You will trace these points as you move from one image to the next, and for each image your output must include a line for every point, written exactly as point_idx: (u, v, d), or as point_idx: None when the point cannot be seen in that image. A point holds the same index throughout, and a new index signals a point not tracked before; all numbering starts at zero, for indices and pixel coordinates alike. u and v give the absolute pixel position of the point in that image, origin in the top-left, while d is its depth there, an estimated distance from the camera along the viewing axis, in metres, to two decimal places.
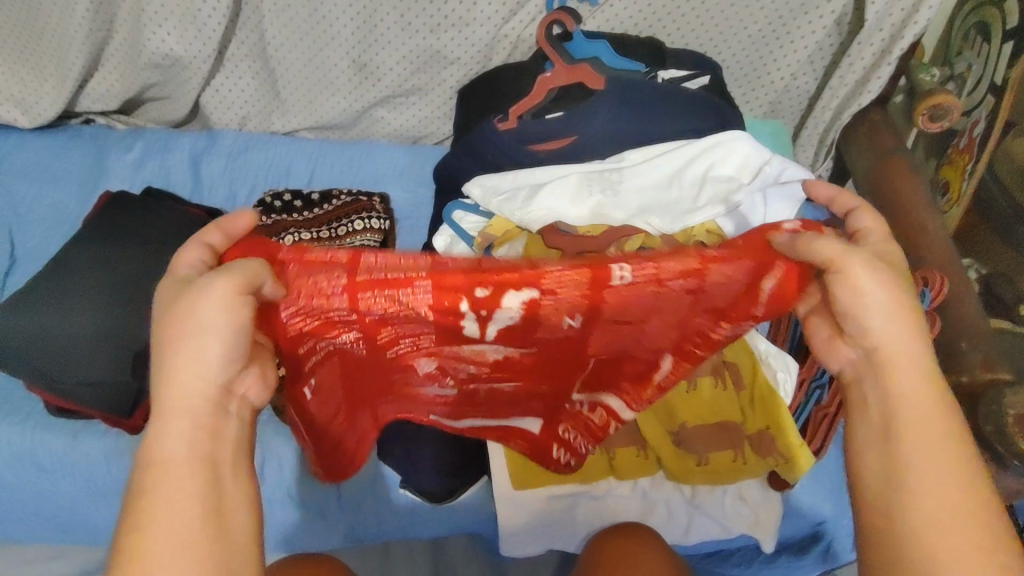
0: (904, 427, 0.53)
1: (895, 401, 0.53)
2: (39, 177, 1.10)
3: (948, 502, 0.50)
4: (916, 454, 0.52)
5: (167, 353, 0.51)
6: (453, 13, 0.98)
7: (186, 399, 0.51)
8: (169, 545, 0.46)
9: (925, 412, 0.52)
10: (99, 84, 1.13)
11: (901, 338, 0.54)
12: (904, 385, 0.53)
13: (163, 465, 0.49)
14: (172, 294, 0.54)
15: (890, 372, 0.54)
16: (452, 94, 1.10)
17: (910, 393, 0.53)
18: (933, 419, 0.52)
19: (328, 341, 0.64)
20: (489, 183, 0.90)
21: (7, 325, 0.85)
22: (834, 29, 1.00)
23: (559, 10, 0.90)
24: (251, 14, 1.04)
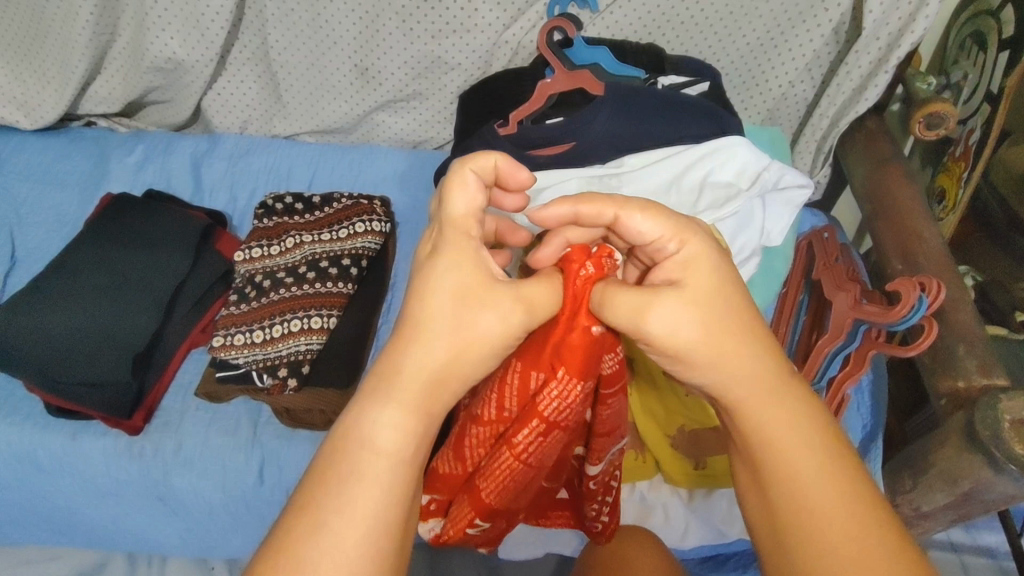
0: (767, 447, 0.49)
1: (755, 422, 0.49)
2: (42, 179, 1.11)
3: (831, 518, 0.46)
4: (791, 465, 0.48)
5: (461, 319, 0.47)
6: (455, 19, 1.00)
7: (417, 384, 0.46)
8: (326, 560, 0.42)
9: (775, 419, 0.49)
10: (101, 88, 1.13)
11: (749, 369, 0.49)
12: (756, 417, 0.49)
13: (378, 457, 0.45)
14: (473, 295, 0.48)
15: (745, 401, 0.49)
16: (453, 98, 1.11)
17: (759, 399, 0.49)
18: (790, 427, 0.49)
19: (506, 393, 0.55)
20: None
21: (9, 326, 0.85)
22: (832, 37, 1.01)
23: (560, 16, 0.91)
24: (255, 20, 1.05)
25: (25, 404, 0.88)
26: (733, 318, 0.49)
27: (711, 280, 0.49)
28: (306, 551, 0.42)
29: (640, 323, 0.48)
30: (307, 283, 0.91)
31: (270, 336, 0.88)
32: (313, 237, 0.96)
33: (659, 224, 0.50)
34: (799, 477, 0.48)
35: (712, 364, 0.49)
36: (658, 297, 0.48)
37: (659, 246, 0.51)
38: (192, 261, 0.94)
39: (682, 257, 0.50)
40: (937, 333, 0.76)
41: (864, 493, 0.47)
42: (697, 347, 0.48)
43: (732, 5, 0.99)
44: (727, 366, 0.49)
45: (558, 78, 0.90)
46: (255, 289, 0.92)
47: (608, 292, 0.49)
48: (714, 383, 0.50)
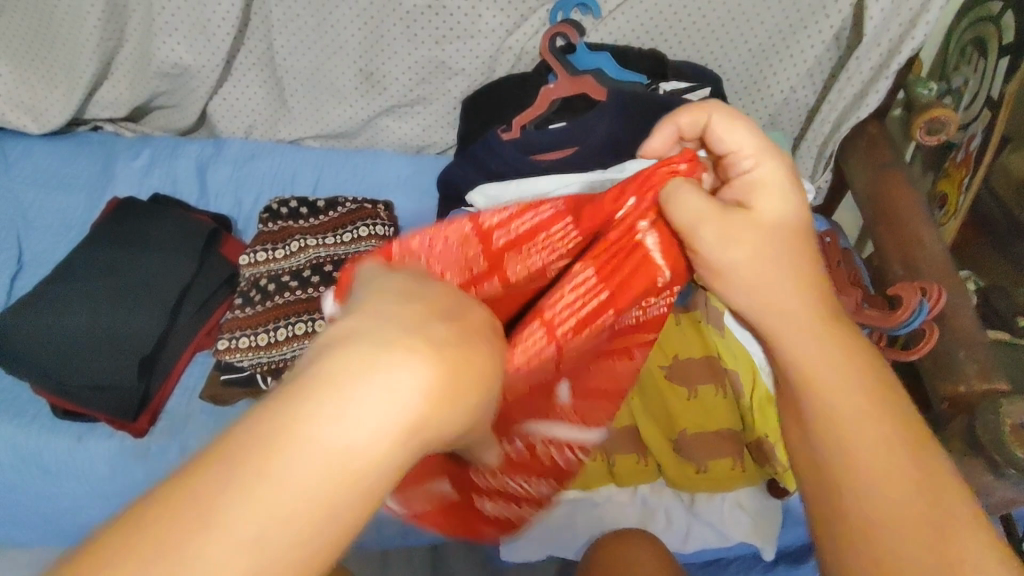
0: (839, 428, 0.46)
1: (828, 406, 0.47)
2: (48, 182, 1.12)
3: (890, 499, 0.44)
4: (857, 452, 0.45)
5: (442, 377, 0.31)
6: (458, 24, 1.01)
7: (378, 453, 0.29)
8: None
9: (847, 389, 0.47)
10: (107, 93, 1.14)
11: (811, 342, 0.48)
12: (843, 401, 0.46)
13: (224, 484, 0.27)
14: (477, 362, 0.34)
15: (812, 379, 0.47)
16: (457, 105, 1.11)
17: (841, 379, 0.47)
18: (864, 405, 0.46)
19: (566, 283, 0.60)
20: (491, 193, 0.90)
21: (18, 328, 0.86)
22: (833, 43, 1.01)
23: (565, 22, 0.96)
24: (261, 26, 1.06)
25: (31, 406, 0.88)
26: (836, 346, 0.47)
27: (780, 203, 0.51)
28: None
29: (700, 226, 0.51)
30: (312, 287, 0.92)
31: (275, 338, 0.89)
32: (317, 241, 0.97)
33: (746, 135, 0.53)
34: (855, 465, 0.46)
35: (792, 338, 0.48)
36: (747, 230, 0.49)
37: (731, 161, 0.53)
38: (197, 265, 0.95)
39: (754, 176, 0.52)
40: (938, 339, 0.78)
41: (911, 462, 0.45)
42: (747, 271, 0.49)
43: (734, 11, 1.00)
44: (816, 354, 0.48)
45: (563, 86, 0.94)
46: (258, 293, 0.93)
47: (675, 190, 0.53)
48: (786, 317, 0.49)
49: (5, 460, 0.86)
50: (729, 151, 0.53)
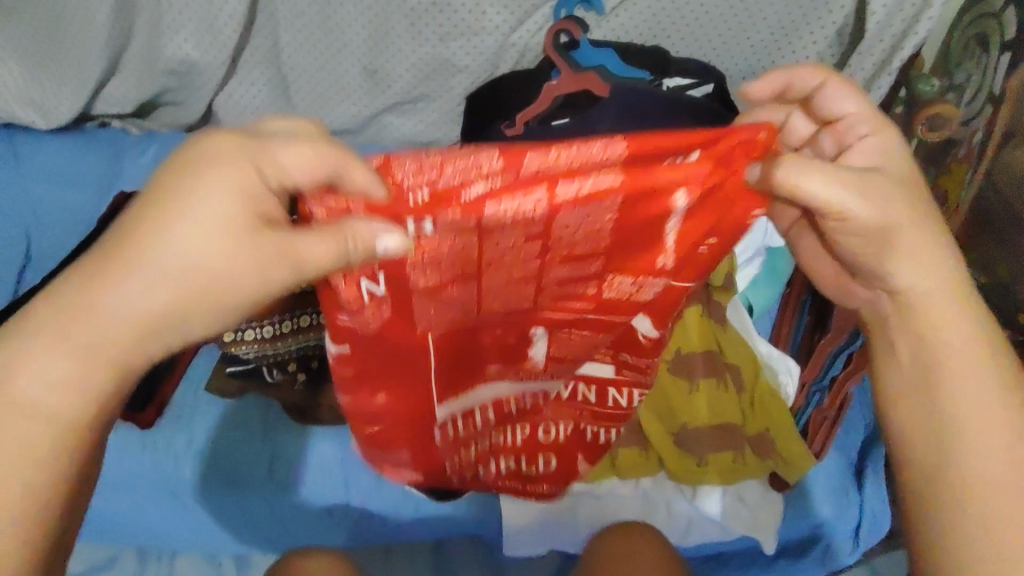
0: (939, 364, 0.58)
1: (937, 333, 0.58)
2: (58, 178, 1.13)
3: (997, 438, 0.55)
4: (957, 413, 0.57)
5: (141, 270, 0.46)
6: (463, 22, 1.02)
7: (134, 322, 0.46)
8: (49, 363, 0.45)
9: (953, 321, 0.58)
10: (115, 90, 1.15)
11: (937, 274, 0.57)
12: (945, 333, 0.58)
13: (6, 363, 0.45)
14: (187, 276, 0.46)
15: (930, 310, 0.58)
16: (460, 101, 1.13)
17: (960, 346, 0.57)
18: (965, 342, 0.57)
19: (592, 204, 0.53)
20: None
21: None
22: (835, 40, 1.02)
23: (568, 18, 0.97)
24: (266, 22, 1.07)
25: None
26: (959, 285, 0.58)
27: (900, 162, 0.60)
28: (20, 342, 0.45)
29: (831, 203, 0.52)
30: None
31: (279, 330, 0.85)
32: None
33: (861, 103, 0.61)
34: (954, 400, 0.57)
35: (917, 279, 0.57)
36: (865, 180, 0.54)
37: (844, 123, 0.62)
38: None
39: (872, 140, 0.60)
40: None
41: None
42: (872, 219, 0.54)
43: (735, 8, 1.00)
44: (922, 289, 0.57)
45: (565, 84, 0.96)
46: None
47: (805, 176, 0.51)
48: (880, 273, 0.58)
49: None
50: (828, 115, 0.62)
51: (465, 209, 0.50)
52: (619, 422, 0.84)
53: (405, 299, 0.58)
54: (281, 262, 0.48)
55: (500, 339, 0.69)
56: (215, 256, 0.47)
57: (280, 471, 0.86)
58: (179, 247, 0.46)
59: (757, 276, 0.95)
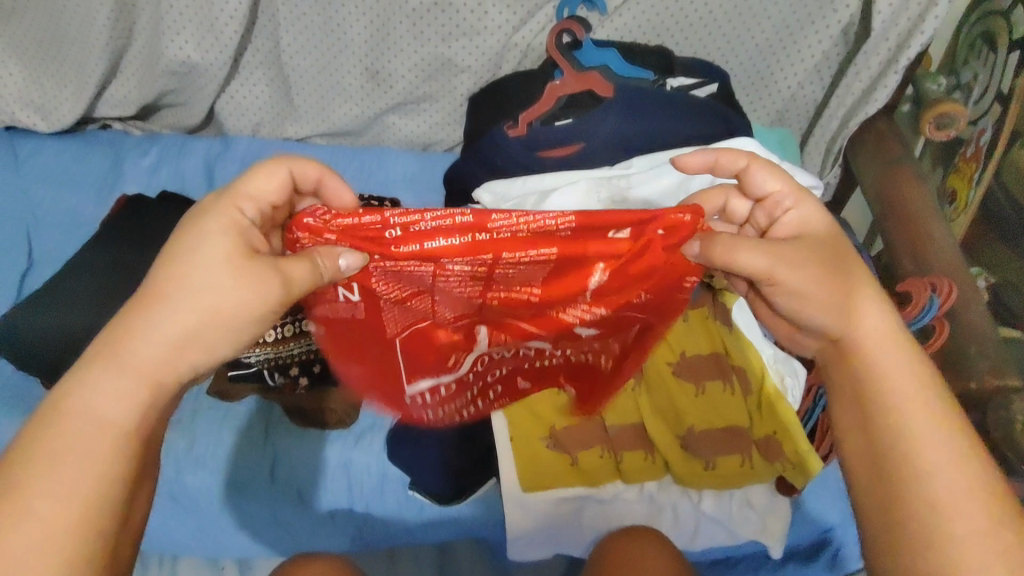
0: (886, 378, 0.55)
1: (869, 355, 0.56)
2: (59, 180, 1.13)
3: (952, 467, 0.50)
4: (918, 448, 0.51)
5: (142, 320, 0.48)
6: (465, 21, 1.02)
7: (158, 364, 0.48)
8: (111, 403, 0.46)
9: (887, 345, 0.56)
10: (116, 92, 1.15)
11: (875, 316, 0.57)
12: (881, 355, 0.56)
13: (62, 429, 0.45)
14: (195, 291, 0.49)
15: (860, 337, 0.56)
16: (462, 101, 1.13)
17: (897, 370, 0.55)
18: (900, 358, 0.55)
19: (523, 254, 0.58)
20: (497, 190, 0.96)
21: (29, 323, 0.87)
22: (841, 38, 1.01)
23: (569, 19, 1.00)
24: (267, 24, 1.06)
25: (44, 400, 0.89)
26: (919, 362, 0.56)
27: (828, 233, 0.59)
28: (78, 399, 0.46)
29: (776, 272, 0.55)
30: None
31: (280, 336, 0.83)
32: None
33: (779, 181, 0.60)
34: (902, 423, 0.53)
35: (832, 304, 0.56)
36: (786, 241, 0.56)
37: (774, 201, 0.61)
38: None
39: (794, 216, 0.60)
40: (948, 332, 0.77)
41: (973, 445, 0.52)
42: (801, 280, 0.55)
43: (740, 6, 0.99)
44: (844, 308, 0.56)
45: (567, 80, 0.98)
46: None
47: (736, 248, 0.54)
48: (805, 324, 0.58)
49: None
50: (759, 191, 0.61)
51: (421, 252, 0.56)
52: (625, 425, 0.83)
53: (377, 308, 0.66)
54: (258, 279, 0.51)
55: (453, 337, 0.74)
56: (218, 281, 0.50)
57: (281, 478, 0.84)
58: (194, 289, 0.49)
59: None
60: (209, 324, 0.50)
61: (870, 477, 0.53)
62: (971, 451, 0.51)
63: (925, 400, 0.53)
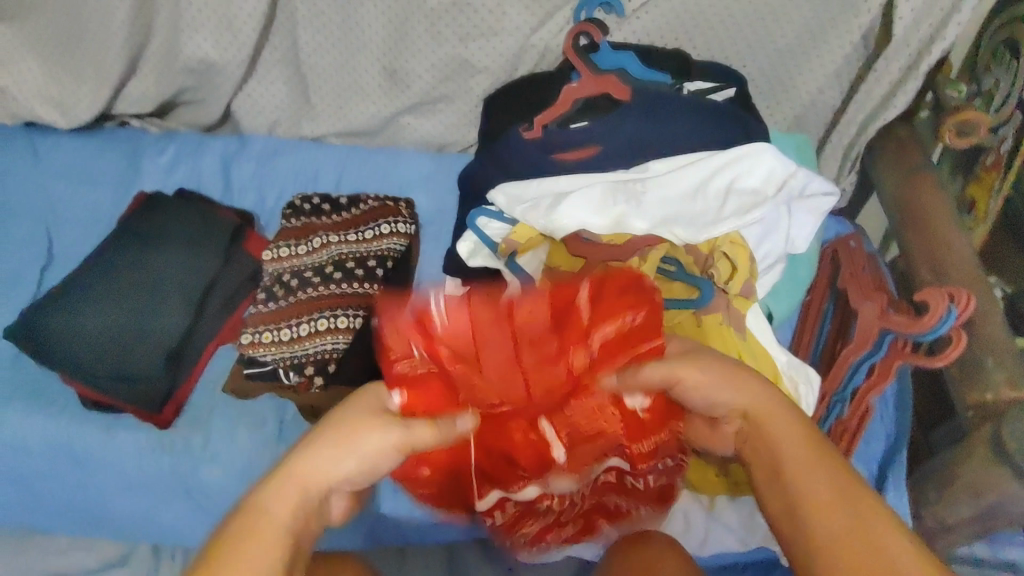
0: (766, 443, 0.58)
1: (770, 429, 0.58)
2: (78, 177, 1.14)
3: (843, 519, 0.53)
4: (808, 489, 0.54)
5: (294, 469, 0.57)
6: (484, 23, 1.02)
7: (310, 476, 0.58)
8: (282, 503, 0.56)
9: (772, 413, 0.59)
10: (134, 89, 1.15)
11: (735, 391, 0.60)
12: (770, 422, 0.58)
13: (257, 514, 0.56)
14: (325, 457, 0.58)
15: (752, 408, 0.59)
16: (478, 102, 1.13)
17: (777, 411, 0.59)
18: (788, 425, 0.58)
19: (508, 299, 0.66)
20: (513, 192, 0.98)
21: (45, 319, 0.87)
22: (861, 43, 1.00)
23: (586, 22, 1.00)
24: (286, 23, 1.06)
25: (60, 396, 0.89)
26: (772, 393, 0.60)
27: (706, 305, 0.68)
28: (264, 498, 0.57)
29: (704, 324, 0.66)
30: (335, 283, 0.91)
31: (298, 334, 0.88)
32: (340, 238, 0.95)
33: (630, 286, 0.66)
34: (795, 483, 0.55)
35: (715, 377, 0.61)
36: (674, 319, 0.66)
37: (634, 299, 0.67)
38: (223, 261, 0.96)
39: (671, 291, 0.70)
40: (965, 344, 0.76)
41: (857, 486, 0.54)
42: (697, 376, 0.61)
43: (759, 10, 0.98)
44: (725, 383, 0.60)
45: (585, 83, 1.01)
46: (283, 288, 0.92)
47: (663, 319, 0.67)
48: (716, 405, 0.61)
49: (33, 449, 0.87)
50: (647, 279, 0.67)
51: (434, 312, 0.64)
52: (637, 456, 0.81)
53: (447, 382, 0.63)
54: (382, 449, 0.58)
55: (528, 435, 0.67)
56: (346, 463, 0.58)
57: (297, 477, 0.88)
58: (337, 464, 0.58)
59: (778, 283, 0.94)
60: (355, 474, 0.59)
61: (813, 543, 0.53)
62: (859, 493, 0.54)
63: (811, 450, 0.56)
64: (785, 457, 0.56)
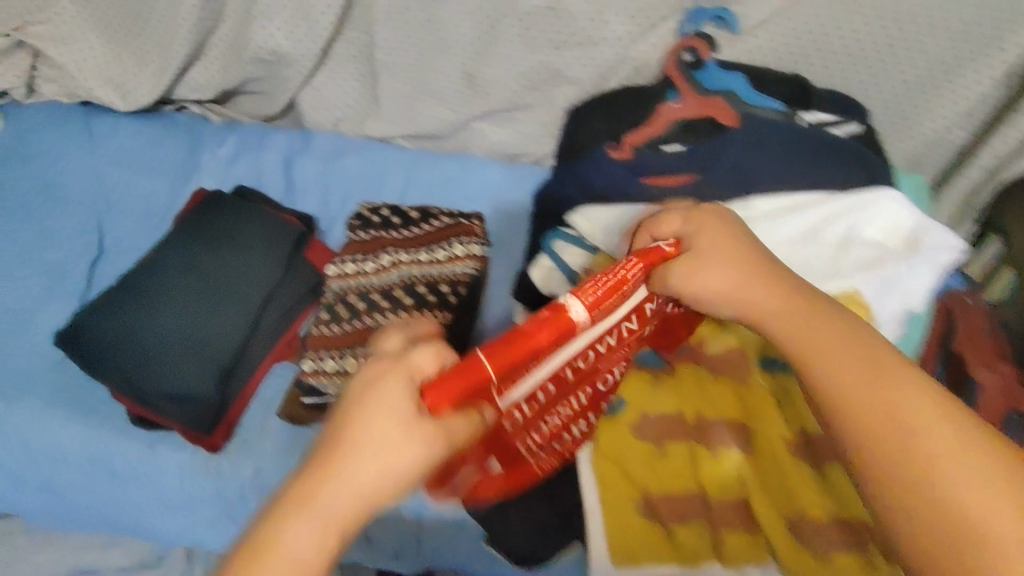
0: (799, 333, 0.55)
1: (797, 329, 0.55)
2: (133, 164, 1.08)
3: (883, 403, 0.49)
4: (829, 376, 0.51)
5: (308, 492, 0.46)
6: (582, 31, 0.94)
7: (352, 496, 0.46)
8: (310, 535, 0.44)
9: (794, 307, 0.56)
10: (198, 75, 1.08)
11: (762, 296, 0.57)
12: (788, 323, 0.55)
13: (277, 540, 0.45)
14: (352, 461, 0.47)
15: (777, 312, 0.56)
16: (562, 115, 1.04)
17: (801, 322, 0.55)
18: (831, 327, 0.54)
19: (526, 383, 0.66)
20: (593, 216, 0.85)
21: (98, 327, 0.81)
22: (1003, 81, 0.89)
23: (697, 37, 0.91)
24: (364, 16, 0.99)
25: (105, 405, 0.84)
26: (833, 310, 0.56)
27: (726, 231, 0.61)
28: (282, 532, 0.45)
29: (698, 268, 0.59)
30: (404, 309, 0.83)
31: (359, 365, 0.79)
32: (410, 257, 0.88)
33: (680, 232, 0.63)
34: (818, 374, 0.52)
35: (734, 299, 0.58)
36: (702, 260, 0.59)
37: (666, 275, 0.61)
38: (285, 270, 0.89)
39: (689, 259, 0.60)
40: None
41: (893, 373, 0.50)
42: (726, 289, 0.58)
43: (891, 36, 0.88)
44: (763, 291, 0.57)
45: (687, 103, 0.92)
46: (347, 310, 0.84)
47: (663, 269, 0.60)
48: (742, 305, 0.58)
49: (74, 459, 0.82)
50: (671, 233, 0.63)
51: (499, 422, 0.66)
52: (726, 497, 0.75)
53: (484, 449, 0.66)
54: (398, 414, 0.48)
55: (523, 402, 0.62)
56: (367, 472, 0.46)
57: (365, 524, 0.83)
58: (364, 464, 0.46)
59: (907, 334, 0.77)
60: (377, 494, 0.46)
61: (874, 464, 0.47)
62: (924, 401, 0.48)
63: (857, 346, 0.53)
64: (801, 348, 0.54)
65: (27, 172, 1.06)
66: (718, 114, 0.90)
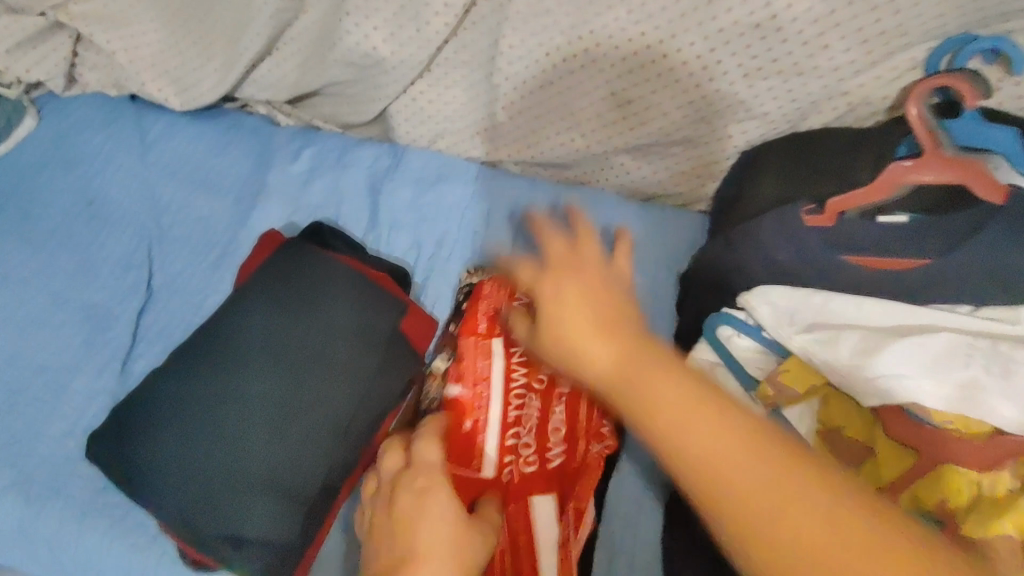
0: (668, 442, 0.41)
1: (679, 432, 0.41)
2: (189, 177, 0.87)
3: (796, 520, 0.37)
4: (740, 487, 0.39)
5: None
6: (788, 57, 0.70)
7: None
8: None
9: (680, 402, 0.42)
10: (268, 73, 0.86)
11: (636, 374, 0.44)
12: (672, 423, 0.41)
13: None
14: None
15: (653, 414, 0.42)
16: (732, 154, 0.80)
17: (689, 419, 0.41)
18: (706, 426, 0.40)
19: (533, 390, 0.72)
20: (790, 307, 0.70)
21: (144, 437, 0.63)
22: None
23: (953, 72, 0.65)
24: (491, 15, 0.76)
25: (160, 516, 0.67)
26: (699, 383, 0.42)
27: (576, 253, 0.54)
28: None
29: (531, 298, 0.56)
30: None
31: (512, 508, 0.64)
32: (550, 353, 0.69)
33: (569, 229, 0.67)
34: (749, 524, 0.38)
35: (621, 377, 0.45)
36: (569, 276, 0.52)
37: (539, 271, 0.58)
38: (381, 361, 0.70)
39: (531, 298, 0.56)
40: None
41: (784, 477, 0.38)
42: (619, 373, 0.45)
43: None
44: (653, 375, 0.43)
45: (928, 160, 0.65)
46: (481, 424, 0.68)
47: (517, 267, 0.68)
48: (655, 417, 0.42)
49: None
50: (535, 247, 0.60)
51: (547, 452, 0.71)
52: None
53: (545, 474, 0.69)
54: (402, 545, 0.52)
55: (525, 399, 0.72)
56: None
57: None
58: None
59: None
60: None
61: None
62: (803, 495, 0.37)
63: (710, 421, 0.40)
64: (678, 467, 0.40)
65: (65, 182, 0.86)
66: (979, 185, 0.65)
